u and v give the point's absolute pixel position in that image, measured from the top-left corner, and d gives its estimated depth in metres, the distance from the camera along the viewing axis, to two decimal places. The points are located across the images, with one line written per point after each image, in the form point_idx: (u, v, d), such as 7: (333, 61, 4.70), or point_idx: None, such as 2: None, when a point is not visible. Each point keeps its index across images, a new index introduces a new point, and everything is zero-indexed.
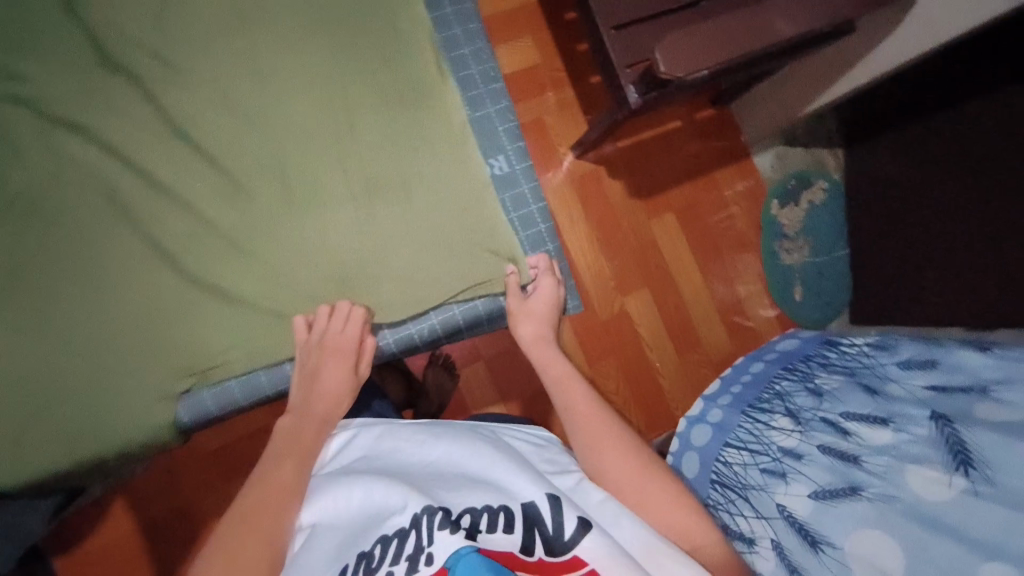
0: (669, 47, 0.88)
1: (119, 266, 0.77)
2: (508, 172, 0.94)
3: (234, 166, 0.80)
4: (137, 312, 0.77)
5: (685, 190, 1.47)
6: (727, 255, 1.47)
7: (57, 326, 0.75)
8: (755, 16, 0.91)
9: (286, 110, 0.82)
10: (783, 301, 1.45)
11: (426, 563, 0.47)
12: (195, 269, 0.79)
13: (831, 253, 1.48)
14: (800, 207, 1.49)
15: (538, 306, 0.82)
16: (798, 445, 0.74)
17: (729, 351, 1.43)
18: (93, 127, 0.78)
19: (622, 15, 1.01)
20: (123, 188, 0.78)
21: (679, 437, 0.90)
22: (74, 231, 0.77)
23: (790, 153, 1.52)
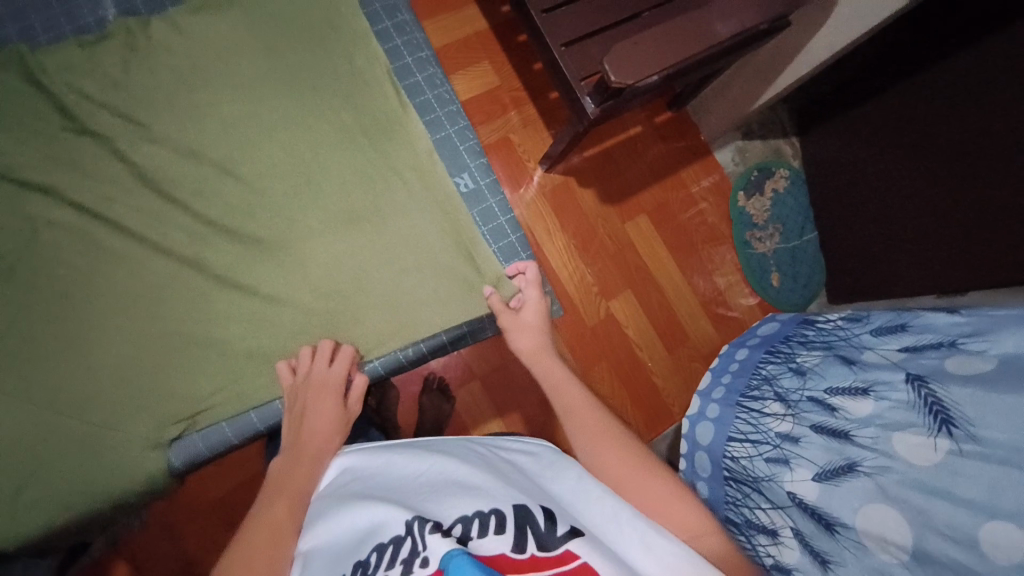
0: (617, 57, 0.92)
1: (98, 321, 0.77)
2: (474, 188, 0.97)
3: (205, 212, 0.82)
4: (120, 366, 0.77)
5: (653, 191, 1.50)
6: (702, 249, 1.50)
7: (42, 390, 0.74)
8: (692, 21, 0.96)
9: (253, 152, 0.84)
10: (763, 288, 1.49)
11: (421, 566, 0.48)
12: (178, 317, 0.79)
13: (800, 238, 1.54)
14: (765, 196, 1.54)
15: (530, 319, 0.83)
16: (793, 428, 0.75)
17: (717, 342, 1.46)
18: (60, 188, 0.79)
19: (569, 32, 1.05)
20: (99, 246, 0.79)
21: (687, 439, 0.91)
22: (53, 294, 0.77)
23: (750, 146, 1.57)
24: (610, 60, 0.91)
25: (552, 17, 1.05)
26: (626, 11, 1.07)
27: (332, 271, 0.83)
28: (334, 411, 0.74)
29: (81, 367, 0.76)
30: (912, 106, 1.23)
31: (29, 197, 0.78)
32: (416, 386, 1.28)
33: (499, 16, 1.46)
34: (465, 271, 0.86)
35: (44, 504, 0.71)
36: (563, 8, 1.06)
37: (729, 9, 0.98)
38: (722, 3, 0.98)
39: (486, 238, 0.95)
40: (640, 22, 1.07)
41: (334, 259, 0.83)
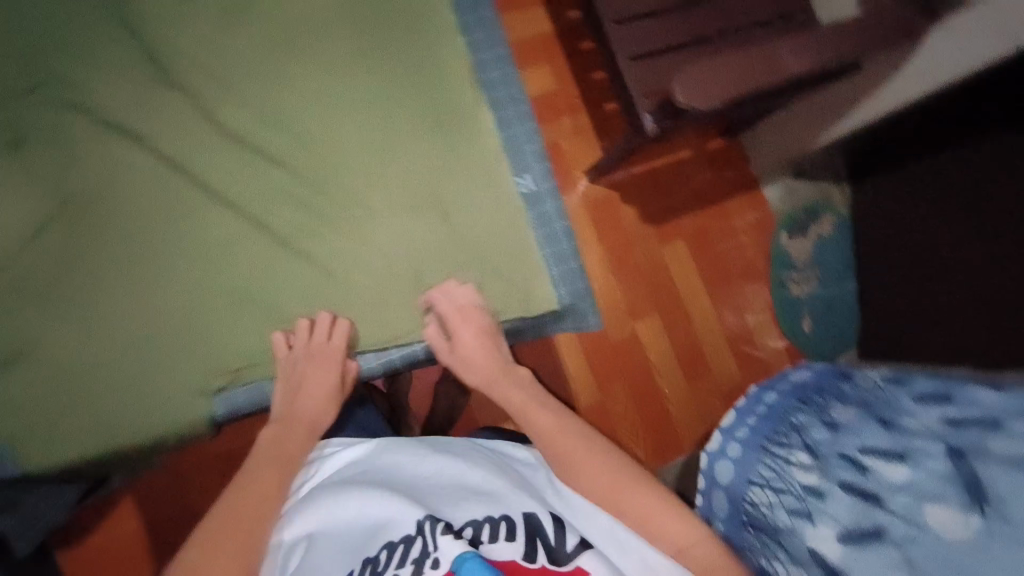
0: (689, 78, 0.90)
1: (138, 268, 0.77)
2: (533, 190, 0.96)
3: (260, 175, 0.82)
4: (154, 315, 0.77)
5: (694, 218, 1.48)
6: (736, 283, 1.47)
7: (90, 325, 0.75)
8: (765, 53, 0.94)
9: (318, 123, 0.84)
10: (792, 332, 1.46)
11: (432, 567, 0.51)
12: (221, 272, 0.79)
13: (840, 284, 1.49)
14: (808, 239, 1.51)
15: (468, 350, 0.76)
16: (817, 483, 0.73)
17: (738, 380, 1.44)
18: (126, 132, 0.81)
19: (639, 46, 1.03)
20: (157, 190, 0.79)
21: (706, 476, 0.90)
22: (108, 231, 0.77)
23: (799, 187, 1.53)
24: (679, 80, 0.90)
25: (623, 30, 1.03)
26: (697, 31, 1.04)
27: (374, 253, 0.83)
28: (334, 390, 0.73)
29: (124, 307, 0.76)
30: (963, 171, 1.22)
31: (98, 136, 0.80)
32: (434, 374, 1.28)
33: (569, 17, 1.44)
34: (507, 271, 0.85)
35: (78, 437, 0.73)
36: (636, 21, 1.04)
37: (807, 44, 0.96)
38: (799, 38, 0.96)
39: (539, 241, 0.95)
40: (711, 45, 1.04)
41: (380, 241, 0.83)
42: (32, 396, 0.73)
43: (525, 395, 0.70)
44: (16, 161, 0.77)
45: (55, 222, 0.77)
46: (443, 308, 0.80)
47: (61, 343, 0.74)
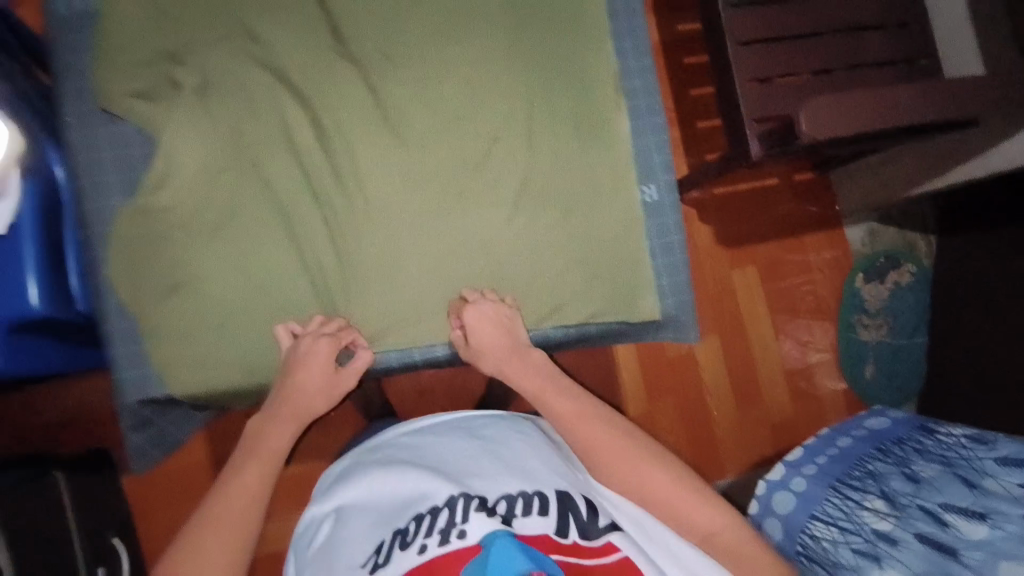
0: (815, 110, 0.90)
1: (252, 201, 0.71)
2: (657, 202, 0.81)
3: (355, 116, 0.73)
4: (262, 254, 0.71)
5: (770, 247, 1.46)
6: (803, 317, 1.46)
7: (228, 270, 0.71)
8: (883, 95, 0.92)
9: (442, 67, 0.74)
10: (852, 376, 1.45)
11: (459, 537, 0.56)
12: (352, 234, 0.72)
13: (910, 338, 1.45)
14: (885, 285, 1.47)
15: (493, 339, 0.71)
16: (892, 529, 0.74)
17: (789, 414, 1.44)
18: (223, 49, 0.72)
19: (758, 68, 1.03)
20: (323, 146, 0.72)
21: (759, 500, 0.90)
22: (275, 185, 0.72)
23: (883, 232, 1.51)
24: (806, 110, 0.90)
25: (746, 52, 1.03)
26: (820, 62, 1.05)
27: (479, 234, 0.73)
28: (328, 397, 0.70)
29: (280, 262, 0.71)
30: None
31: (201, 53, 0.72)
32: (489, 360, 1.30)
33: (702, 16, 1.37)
34: (618, 272, 0.76)
35: (220, 379, 0.71)
36: (762, 43, 1.04)
37: (927, 91, 0.93)
38: (923, 85, 0.93)
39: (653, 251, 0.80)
40: (831, 78, 1.05)
41: (491, 209, 0.74)
42: (184, 320, 0.70)
43: (546, 381, 0.70)
44: (200, 100, 0.71)
45: (233, 169, 0.72)
46: (458, 310, 0.72)
47: (221, 288, 0.71)
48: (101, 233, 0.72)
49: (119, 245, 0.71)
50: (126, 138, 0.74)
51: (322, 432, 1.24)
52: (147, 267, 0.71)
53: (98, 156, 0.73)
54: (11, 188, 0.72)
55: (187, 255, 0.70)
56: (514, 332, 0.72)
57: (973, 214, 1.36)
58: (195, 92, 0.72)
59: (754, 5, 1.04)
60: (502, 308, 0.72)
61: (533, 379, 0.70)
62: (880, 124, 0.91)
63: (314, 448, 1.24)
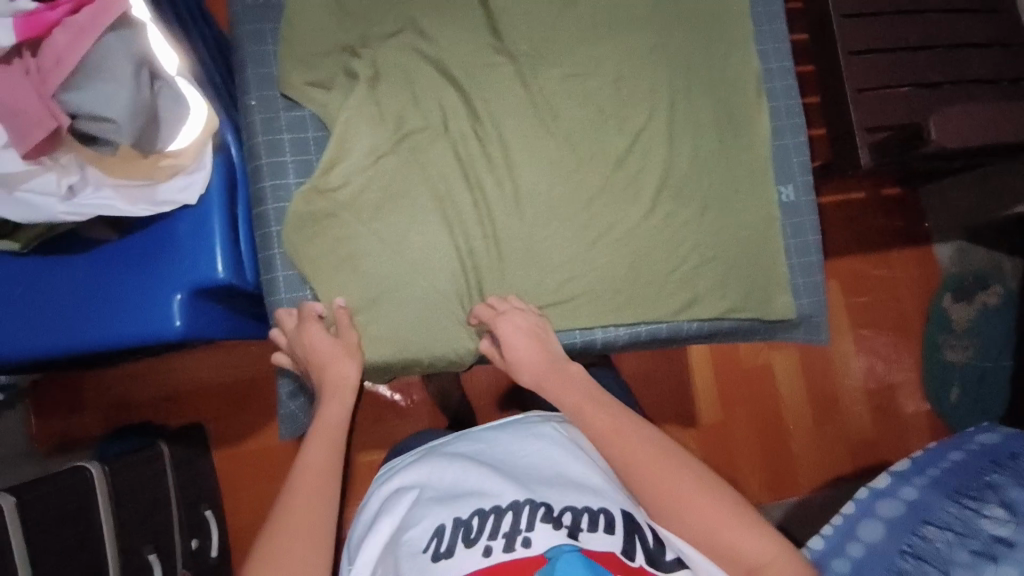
0: (946, 117, 0.84)
1: (396, 188, 0.75)
2: (794, 202, 0.82)
3: (505, 105, 0.76)
4: (397, 239, 0.74)
5: (855, 262, 1.43)
6: (888, 334, 1.43)
7: (362, 256, 0.74)
8: (1018, 109, 0.86)
9: (592, 66, 0.77)
10: (937, 400, 1.41)
11: (523, 544, 0.58)
12: (492, 220, 0.75)
13: (997, 360, 1.37)
14: (972, 306, 1.41)
15: (519, 347, 0.71)
16: (1011, 535, 0.72)
17: (869, 434, 1.40)
18: (388, 40, 0.77)
19: (869, 78, 1.02)
20: (484, 140, 0.76)
21: (857, 503, 0.87)
22: (433, 173, 0.75)
23: (973, 252, 1.46)
24: (935, 117, 0.85)
25: (857, 61, 1.02)
26: (932, 76, 1.03)
27: (616, 228, 0.75)
28: (351, 357, 0.71)
29: (435, 249, 0.74)
30: None
31: (369, 46, 0.77)
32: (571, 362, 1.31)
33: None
34: (752, 271, 0.77)
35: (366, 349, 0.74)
36: (874, 54, 1.03)
37: None
38: None
39: (789, 250, 0.80)
40: (942, 91, 1.02)
41: (629, 203, 0.75)
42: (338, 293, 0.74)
43: (585, 397, 0.68)
44: (369, 92, 0.75)
45: (393, 160, 0.75)
46: (484, 319, 0.73)
47: (373, 274, 0.74)
48: (276, 209, 0.76)
49: (292, 225, 0.74)
50: (293, 123, 0.77)
51: (396, 420, 1.25)
52: (309, 245, 0.74)
53: (269, 138, 0.76)
54: (206, 160, 0.67)
55: (348, 240, 0.74)
56: (545, 341, 0.72)
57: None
58: (366, 86, 0.75)
59: (869, 16, 1.04)
60: (531, 314, 0.73)
61: (571, 390, 0.69)
62: (1016, 137, 0.85)
63: (385, 437, 1.23)
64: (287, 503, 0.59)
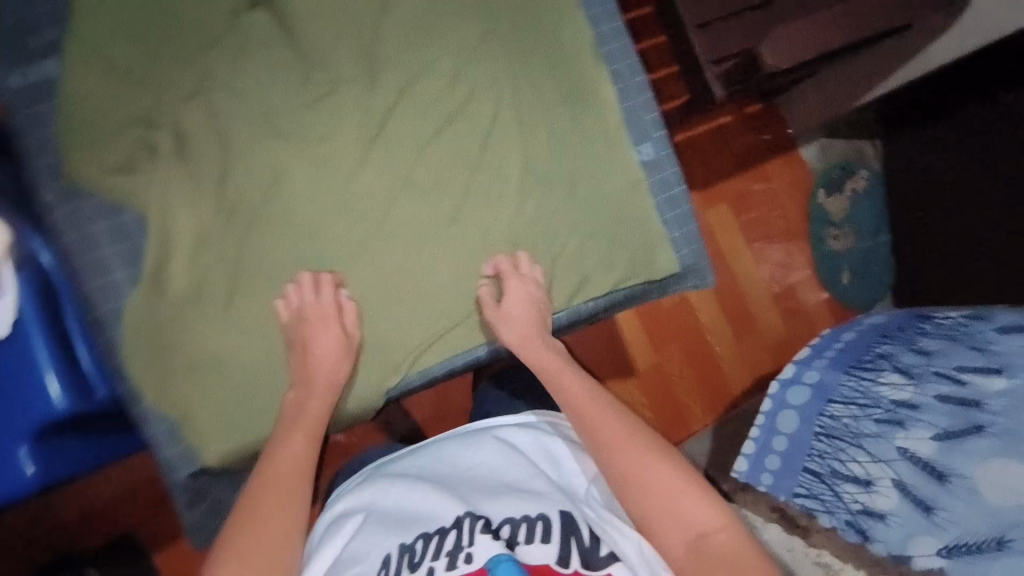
0: (775, 40, 0.89)
1: (236, 251, 0.71)
2: (654, 159, 0.84)
3: (335, 137, 0.72)
4: (263, 308, 0.72)
5: (737, 182, 1.51)
6: (779, 241, 1.53)
7: (224, 328, 0.71)
8: (833, 18, 0.91)
9: (426, 69, 0.74)
10: (833, 286, 1.53)
11: (465, 561, 0.58)
12: (342, 260, 0.73)
13: (876, 238, 1.54)
14: (844, 195, 1.55)
15: (516, 312, 0.74)
16: (911, 397, 0.77)
17: (783, 335, 1.51)
18: (194, 97, 0.72)
19: (708, 11, 1.04)
20: (327, 171, 0.72)
21: (772, 398, 0.91)
22: (268, 225, 0.71)
23: (833, 145, 1.57)
24: (767, 43, 0.89)
25: None
26: None
27: (486, 230, 0.75)
28: (350, 360, 0.72)
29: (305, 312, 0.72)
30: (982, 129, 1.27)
31: (174, 106, 0.72)
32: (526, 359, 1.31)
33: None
34: (631, 234, 0.79)
35: (255, 428, 0.72)
36: None
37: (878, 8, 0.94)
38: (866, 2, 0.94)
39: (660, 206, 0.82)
40: (771, 9, 1.05)
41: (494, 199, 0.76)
42: (202, 382, 0.71)
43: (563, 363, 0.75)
44: (181, 158, 0.71)
45: (230, 228, 0.71)
46: (501, 270, 0.75)
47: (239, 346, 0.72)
48: (110, 310, 0.71)
49: (131, 329, 0.70)
50: (106, 210, 0.72)
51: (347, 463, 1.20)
52: (152, 344, 0.71)
53: (88, 231, 0.71)
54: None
55: (207, 327, 0.71)
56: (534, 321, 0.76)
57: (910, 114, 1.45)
58: (174, 152, 0.71)
59: None
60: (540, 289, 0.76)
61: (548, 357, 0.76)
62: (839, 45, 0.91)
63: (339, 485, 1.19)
64: (254, 502, 0.61)
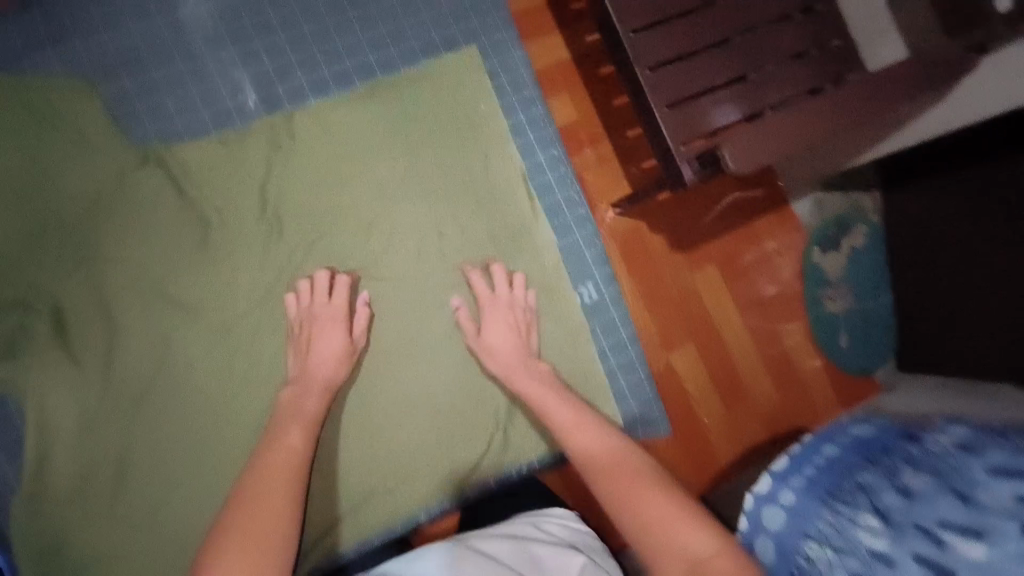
0: (736, 145, 0.92)
1: (104, 414, 0.89)
2: (597, 300, 1.12)
3: (233, 305, 0.94)
4: (168, 449, 0.90)
5: (724, 243, 1.43)
6: (770, 305, 1.44)
7: (128, 467, 0.90)
8: (799, 118, 0.95)
9: (379, 217, 1.01)
10: (829, 350, 1.45)
11: None
12: (215, 406, 0.92)
13: (875, 299, 1.45)
14: (842, 253, 1.46)
15: (494, 331, 0.98)
16: (891, 552, 0.69)
17: (777, 404, 1.43)
18: (94, 274, 0.91)
19: (671, 93, 0.99)
20: (216, 336, 0.93)
21: (746, 518, 0.82)
22: (163, 380, 0.91)
23: (829, 199, 1.48)
24: (729, 147, 0.92)
25: (658, 76, 0.99)
26: (733, 71, 1.01)
27: (442, 347, 1.01)
28: (343, 363, 0.91)
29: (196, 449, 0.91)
30: (964, 188, 1.21)
31: (58, 279, 0.89)
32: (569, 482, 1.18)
33: (554, 52, 1.33)
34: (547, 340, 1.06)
35: (158, 562, 0.89)
36: (673, 65, 1.00)
37: (852, 101, 0.96)
38: (833, 100, 0.97)
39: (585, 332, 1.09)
40: (746, 84, 1.01)
41: (425, 314, 1.01)
42: (101, 520, 0.88)
43: (572, 411, 0.88)
44: (57, 339, 0.89)
45: (93, 393, 0.89)
46: (477, 292, 1.01)
47: (127, 479, 0.89)
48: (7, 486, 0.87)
49: (23, 494, 0.86)
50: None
51: None
52: (43, 497, 0.87)
53: None
54: None
55: (98, 491, 0.88)
56: (525, 335, 1.00)
57: (898, 168, 1.36)
58: (53, 335, 0.89)
59: (659, 24, 1.00)
60: (518, 306, 1.02)
61: (527, 385, 0.94)
62: (803, 144, 0.95)
63: None
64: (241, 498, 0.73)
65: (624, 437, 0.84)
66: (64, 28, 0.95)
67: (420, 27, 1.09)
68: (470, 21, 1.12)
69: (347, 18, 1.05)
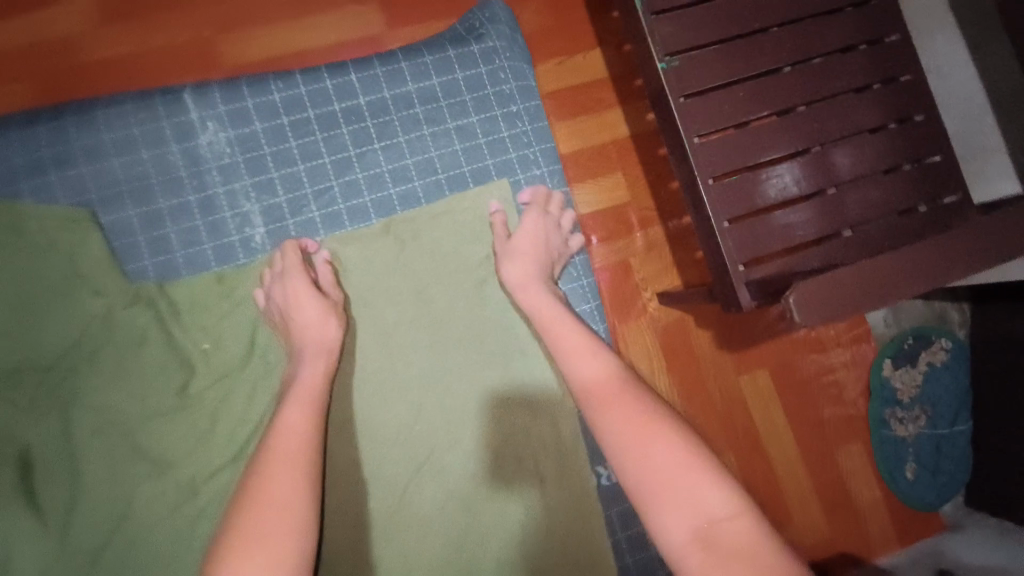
0: (806, 293, 0.74)
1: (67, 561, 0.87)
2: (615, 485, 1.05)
3: (209, 452, 0.93)
4: None
5: (777, 347, 1.29)
6: (826, 422, 1.30)
7: None
8: (898, 263, 0.75)
9: (399, 310, 1.00)
10: (893, 481, 1.27)
11: None
12: (178, 558, 0.89)
13: (953, 427, 1.26)
14: (916, 369, 1.28)
15: (520, 244, 1.00)
16: None
17: (824, 535, 1.27)
18: (71, 415, 0.91)
19: (736, 208, 0.88)
20: (180, 486, 0.91)
21: None
22: (128, 529, 0.89)
23: (906, 307, 1.34)
24: (796, 294, 0.74)
25: (723, 187, 0.88)
26: (811, 184, 0.89)
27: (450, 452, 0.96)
28: (330, 323, 0.94)
29: None
30: None
31: (36, 418, 0.90)
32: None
33: (602, 131, 1.23)
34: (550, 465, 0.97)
35: None
36: (739, 175, 0.89)
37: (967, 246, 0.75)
38: (944, 240, 0.76)
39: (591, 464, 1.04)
40: (824, 199, 0.89)
41: (426, 420, 0.96)
42: None
43: (581, 342, 0.90)
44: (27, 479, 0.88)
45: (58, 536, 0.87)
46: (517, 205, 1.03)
47: None
48: None
49: None
50: None
51: None
52: None
53: None
54: None
55: None
56: (552, 259, 1.03)
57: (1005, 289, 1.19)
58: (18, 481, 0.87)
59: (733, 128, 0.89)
60: (548, 228, 1.03)
61: (549, 310, 0.95)
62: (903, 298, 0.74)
63: None
64: (246, 510, 0.77)
65: (639, 392, 0.83)
66: (75, 159, 0.99)
67: (442, 152, 1.07)
68: (497, 144, 1.09)
69: (370, 148, 1.05)
